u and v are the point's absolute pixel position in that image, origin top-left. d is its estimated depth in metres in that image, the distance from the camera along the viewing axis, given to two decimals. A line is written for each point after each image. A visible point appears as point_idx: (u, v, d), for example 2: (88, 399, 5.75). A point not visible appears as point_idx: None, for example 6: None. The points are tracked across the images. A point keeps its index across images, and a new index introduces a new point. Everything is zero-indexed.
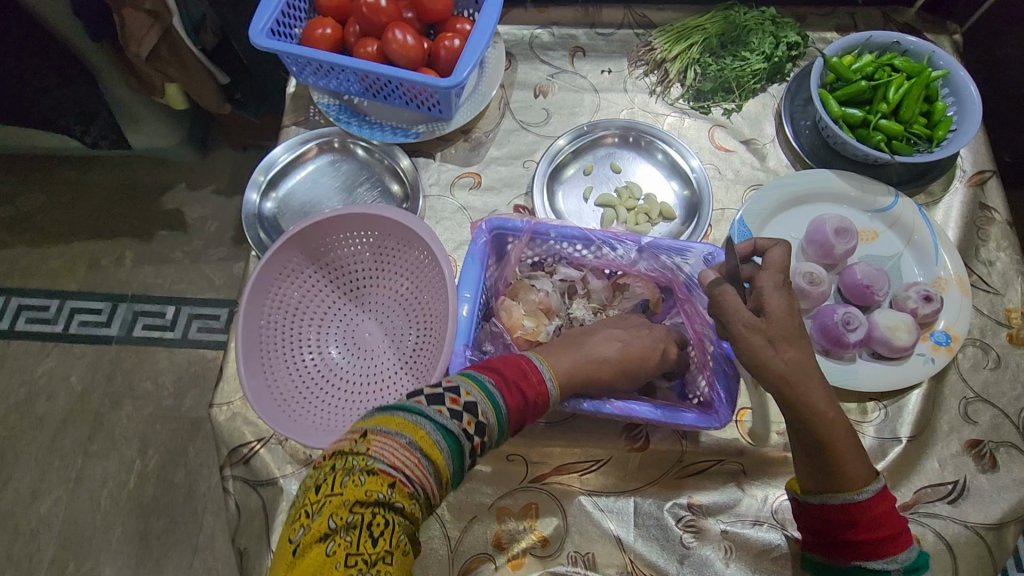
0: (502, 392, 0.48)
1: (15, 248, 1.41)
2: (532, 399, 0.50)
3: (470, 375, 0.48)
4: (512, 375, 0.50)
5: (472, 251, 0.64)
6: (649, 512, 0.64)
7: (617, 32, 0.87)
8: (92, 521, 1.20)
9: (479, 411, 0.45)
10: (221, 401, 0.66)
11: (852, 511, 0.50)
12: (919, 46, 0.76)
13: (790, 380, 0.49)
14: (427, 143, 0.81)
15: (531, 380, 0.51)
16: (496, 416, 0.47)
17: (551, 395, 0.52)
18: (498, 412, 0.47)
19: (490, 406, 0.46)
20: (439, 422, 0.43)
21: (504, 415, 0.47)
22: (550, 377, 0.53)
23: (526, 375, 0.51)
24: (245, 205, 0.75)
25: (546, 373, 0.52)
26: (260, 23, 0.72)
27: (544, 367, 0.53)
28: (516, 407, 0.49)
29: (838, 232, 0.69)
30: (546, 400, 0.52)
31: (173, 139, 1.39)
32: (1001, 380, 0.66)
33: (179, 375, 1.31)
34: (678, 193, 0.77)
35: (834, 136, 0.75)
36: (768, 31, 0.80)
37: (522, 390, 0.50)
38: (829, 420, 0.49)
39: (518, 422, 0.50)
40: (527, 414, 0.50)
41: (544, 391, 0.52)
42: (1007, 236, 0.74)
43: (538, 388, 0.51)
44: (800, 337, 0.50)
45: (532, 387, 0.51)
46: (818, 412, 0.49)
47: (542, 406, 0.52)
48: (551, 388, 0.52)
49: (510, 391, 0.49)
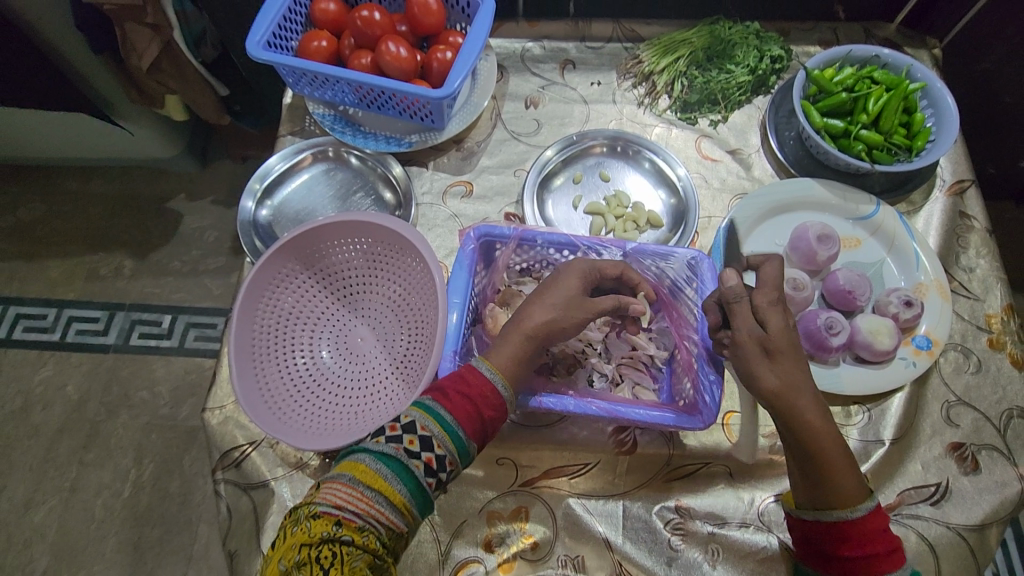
0: (446, 403, 0.51)
1: (13, 258, 1.42)
2: (482, 402, 0.52)
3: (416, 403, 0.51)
4: (455, 385, 0.52)
5: (460, 257, 0.65)
6: (638, 515, 0.65)
7: (606, 46, 0.90)
8: (86, 531, 1.20)
9: (419, 427, 0.49)
10: (214, 405, 0.66)
11: (844, 527, 0.50)
12: (897, 59, 0.78)
13: (780, 393, 0.50)
14: (420, 153, 0.83)
15: (475, 384, 0.52)
16: (441, 426, 0.49)
17: (504, 393, 0.53)
18: (443, 427, 0.49)
19: (432, 426, 0.49)
20: (380, 456, 0.47)
21: (450, 427, 0.50)
22: (495, 378, 0.53)
23: (468, 380, 0.53)
24: (241, 213, 0.77)
25: (490, 372, 0.53)
26: (257, 35, 0.74)
27: (487, 365, 0.54)
28: (465, 413, 0.51)
29: (820, 238, 0.70)
30: (499, 401, 0.53)
31: (172, 150, 1.41)
32: (982, 384, 0.68)
33: (176, 384, 1.32)
34: (665, 201, 0.79)
35: (816, 146, 0.77)
36: (752, 45, 0.83)
37: (468, 396, 0.51)
38: (819, 431, 0.50)
39: (479, 427, 0.52)
40: (486, 418, 0.52)
41: (494, 391, 0.53)
42: (986, 243, 0.75)
43: (486, 389, 0.53)
44: (785, 350, 0.51)
45: (477, 395, 0.52)
46: (809, 425, 0.50)
47: (501, 407, 0.53)
48: (500, 386, 0.53)
49: (454, 400, 0.51)
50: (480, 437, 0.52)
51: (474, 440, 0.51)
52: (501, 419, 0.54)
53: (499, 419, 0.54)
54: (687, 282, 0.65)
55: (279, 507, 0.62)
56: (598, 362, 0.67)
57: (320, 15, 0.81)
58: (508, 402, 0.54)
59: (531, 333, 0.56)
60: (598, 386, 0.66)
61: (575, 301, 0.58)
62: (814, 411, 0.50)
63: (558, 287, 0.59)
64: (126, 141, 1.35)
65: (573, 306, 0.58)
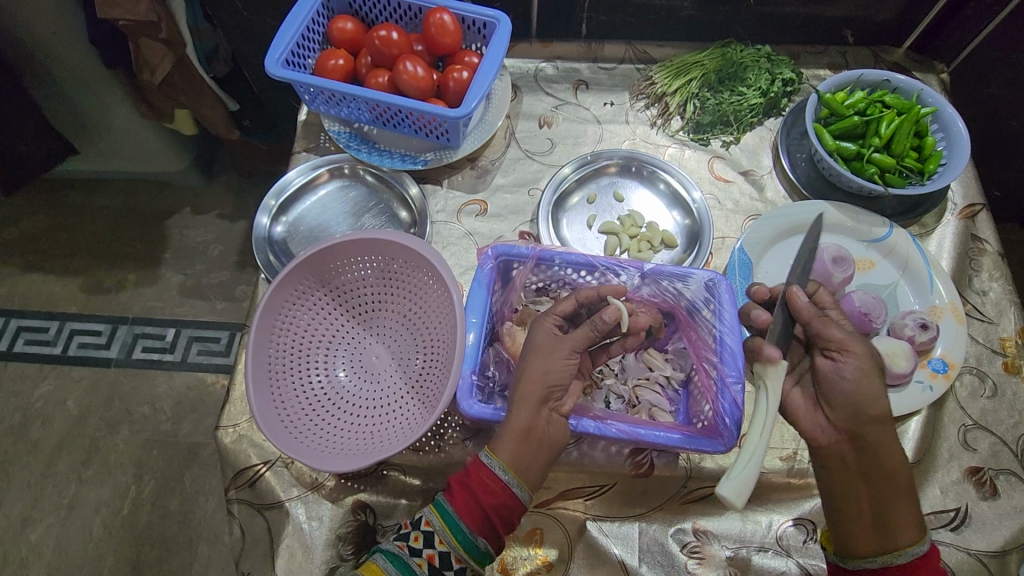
0: (448, 497, 0.51)
1: (16, 270, 1.42)
2: (484, 492, 0.50)
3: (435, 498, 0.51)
4: (460, 476, 0.52)
5: (478, 276, 0.65)
6: (655, 537, 0.64)
7: (618, 67, 0.91)
8: (84, 549, 1.18)
9: (423, 523, 0.50)
10: (227, 423, 0.66)
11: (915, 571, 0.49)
12: (908, 84, 0.79)
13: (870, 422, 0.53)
14: (435, 171, 0.83)
15: (475, 472, 0.51)
16: (442, 520, 0.49)
17: (506, 479, 0.51)
18: (455, 530, 0.49)
19: (445, 529, 0.49)
20: (393, 558, 0.48)
21: (462, 530, 0.49)
22: (508, 476, 0.51)
23: (470, 469, 0.52)
24: (256, 229, 0.77)
25: (488, 458, 0.51)
26: (275, 53, 0.74)
27: (485, 451, 0.52)
28: (466, 505, 0.50)
29: (835, 260, 0.71)
30: (512, 500, 0.51)
31: (180, 163, 1.42)
32: (999, 408, 0.68)
33: (178, 399, 1.30)
34: (679, 221, 0.79)
35: (829, 168, 0.77)
36: (764, 68, 0.84)
37: (468, 488, 0.50)
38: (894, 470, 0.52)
39: (485, 520, 0.50)
40: (489, 508, 0.50)
41: (494, 479, 0.51)
42: (999, 267, 0.76)
43: (486, 478, 0.51)
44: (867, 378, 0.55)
45: (488, 495, 0.50)
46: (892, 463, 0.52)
47: (507, 495, 0.51)
48: (499, 471, 0.51)
49: (456, 492, 0.50)
50: (489, 530, 0.50)
51: (482, 534, 0.50)
52: (511, 507, 0.51)
53: (510, 507, 0.51)
54: (705, 303, 0.64)
55: (294, 528, 0.61)
56: (615, 383, 0.67)
57: (337, 34, 0.81)
58: (515, 485, 0.51)
59: (539, 393, 0.54)
60: (615, 406, 0.66)
61: (560, 345, 0.56)
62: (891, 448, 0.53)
63: (537, 342, 0.57)
64: (134, 155, 1.35)
65: (561, 351, 0.56)
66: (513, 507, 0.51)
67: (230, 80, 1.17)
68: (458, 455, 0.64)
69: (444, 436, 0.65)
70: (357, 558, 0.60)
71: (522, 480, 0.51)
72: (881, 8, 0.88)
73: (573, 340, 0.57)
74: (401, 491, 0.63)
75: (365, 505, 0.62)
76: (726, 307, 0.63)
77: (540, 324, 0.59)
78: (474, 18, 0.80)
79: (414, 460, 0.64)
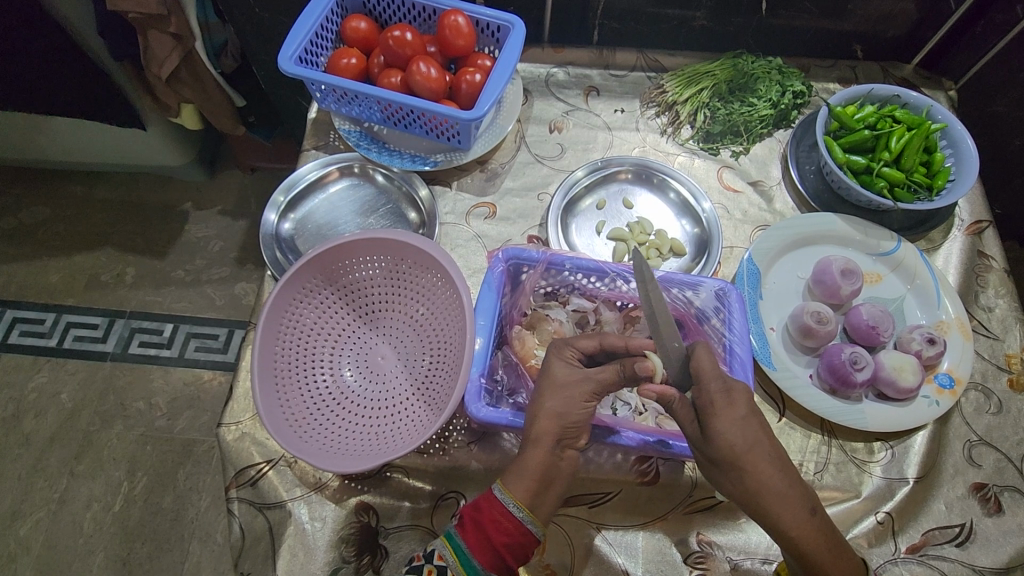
0: (461, 531, 0.50)
1: (13, 260, 1.40)
2: (496, 529, 0.49)
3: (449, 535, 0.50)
4: (471, 509, 0.51)
5: (488, 279, 0.65)
6: (658, 546, 0.63)
7: (630, 74, 0.91)
8: (73, 545, 1.16)
9: (437, 556, 0.50)
10: (230, 421, 0.65)
11: None
12: (918, 100, 0.80)
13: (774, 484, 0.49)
14: (444, 172, 0.83)
15: (487, 509, 0.50)
16: (456, 556, 0.49)
17: (520, 516, 0.49)
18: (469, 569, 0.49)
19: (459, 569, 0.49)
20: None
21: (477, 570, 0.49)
22: (521, 514, 0.50)
23: (481, 505, 0.51)
24: (264, 224, 0.76)
25: (501, 494, 0.50)
26: (289, 49, 0.74)
27: (498, 487, 0.51)
28: (478, 542, 0.49)
29: (843, 273, 0.71)
30: (527, 533, 0.50)
31: (182, 158, 1.41)
32: (1004, 424, 0.68)
33: (174, 396, 1.29)
34: (688, 230, 0.79)
35: (838, 181, 0.78)
36: (775, 80, 0.84)
37: (480, 525, 0.50)
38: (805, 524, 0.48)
39: (497, 556, 0.49)
40: (502, 545, 0.49)
41: (507, 516, 0.50)
42: (1005, 284, 0.76)
43: (499, 516, 0.50)
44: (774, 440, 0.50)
45: (501, 534, 0.49)
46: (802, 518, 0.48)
47: (520, 531, 0.50)
48: (513, 508, 0.50)
49: (468, 528, 0.50)
50: (502, 566, 0.50)
51: (493, 570, 0.49)
52: (525, 543, 0.50)
53: (523, 543, 0.50)
54: (714, 312, 0.65)
55: (296, 528, 0.60)
56: (622, 391, 0.66)
57: (351, 33, 0.81)
58: (529, 521, 0.50)
59: (555, 430, 0.53)
60: (621, 413, 0.66)
61: (579, 385, 0.55)
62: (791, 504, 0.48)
63: (555, 377, 0.56)
64: (137, 148, 1.35)
65: (580, 393, 0.55)
66: (526, 542, 0.50)
67: (238, 77, 1.17)
68: (463, 458, 0.64)
69: (449, 439, 0.65)
70: (359, 560, 0.59)
71: (535, 516, 0.50)
72: (891, 23, 0.89)
73: (595, 379, 0.55)
74: (405, 493, 0.63)
75: (369, 507, 0.62)
76: (736, 316, 0.63)
77: (556, 353, 0.58)
78: (488, 22, 0.80)
79: (419, 462, 0.63)
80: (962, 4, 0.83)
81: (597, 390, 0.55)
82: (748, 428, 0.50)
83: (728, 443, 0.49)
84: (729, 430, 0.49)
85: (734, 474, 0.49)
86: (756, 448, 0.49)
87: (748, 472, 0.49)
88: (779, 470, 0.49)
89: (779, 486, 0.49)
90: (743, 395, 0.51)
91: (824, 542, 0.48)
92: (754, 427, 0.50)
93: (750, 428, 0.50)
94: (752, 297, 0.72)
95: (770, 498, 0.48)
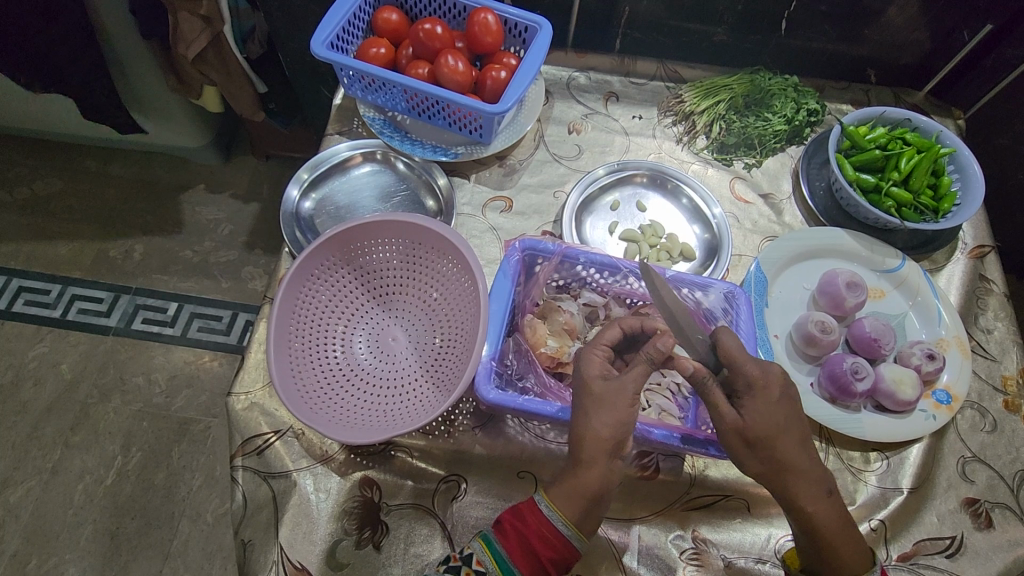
0: (501, 538, 0.50)
1: (24, 229, 1.41)
2: (541, 542, 0.50)
3: (491, 544, 0.50)
4: (514, 517, 0.51)
5: (504, 266, 0.66)
6: (653, 540, 0.64)
7: (649, 83, 0.93)
8: (62, 516, 1.16)
9: (474, 560, 0.50)
10: (240, 390, 0.66)
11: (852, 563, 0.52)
12: (928, 124, 0.82)
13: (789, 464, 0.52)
14: (463, 164, 0.85)
15: (532, 521, 0.50)
16: (496, 563, 0.49)
17: (567, 532, 0.50)
18: None
19: None
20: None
21: None
22: (568, 531, 0.50)
23: (527, 516, 0.51)
24: (285, 201, 0.78)
25: (548, 506, 0.50)
26: (321, 34, 0.75)
27: (544, 499, 0.51)
28: (522, 554, 0.49)
29: (849, 285, 0.72)
30: (569, 550, 0.50)
31: (198, 139, 1.42)
32: (998, 443, 0.69)
33: (173, 373, 1.29)
34: (699, 236, 0.81)
35: (847, 198, 0.80)
36: (790, 97, 0.86)
37: (524, 536, 0.50)
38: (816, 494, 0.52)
39: (539, 569, 0.50)
40: (547, 560, 0.50)
41: (554, 531, 0.50)
42: (1004, 307, 0.78)
43: (546, 529, 0.50)
44: (778, 442, 0.51)
45: (548, 551, 0.50)
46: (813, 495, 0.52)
47: (563, 546, 0.50)
48: (561, 525, 0.50)
49: (510, 537, 0.50)
50: None
51: None
52: (567, 558, 0.50)
53: (566, 558, 0.51)
54: (722, 313, 0.66)
55: (299, 499, 0.61)
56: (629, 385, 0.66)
57: (382, 24, 0.83)
58: (574, 538, 0.50)
59: (580, 416, 0.53)
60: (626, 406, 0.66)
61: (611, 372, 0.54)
62: (810, 481, 0.52)
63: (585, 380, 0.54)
64: (156, 125, 1.36)
65: (618, 393, 0.53)
66: (566, 559, 0.51)
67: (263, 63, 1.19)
68: (467, 442, 0.65)
69: (455, 422, 0.66)
70: (360, 534, 0.60)
71: (579, 532, 0.51)
72: (904, 51, 0.92)
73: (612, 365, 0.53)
74: (408, 472, 0.63)
75: (373, 483, 0.63)
76: (743, 318, 0.65)
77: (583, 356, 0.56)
78: (517, 22, 0.82)
79: (424, 443, 0.65)
80: (974, 36, 0.86)
81: (626, 372, 0.54)
82: (778, 412, 0.51)
83: (762, 425, 0.51)
84: (760, 414, 0.51)
85: (766, 452, 0.51)
86: (782, 430, 0.51)
87: (783, 452, 0.51)
88: (805, 450, 0.52)
89: (808, 469, 0.52)
90: (769, 379, 0.52)
91: (835, 516, 0.52)
92: (782, 416, 0.52)
93: (778, 414, 0.51)
94: (758, 304, 0.74)
95: (794, 475, 0.51)
